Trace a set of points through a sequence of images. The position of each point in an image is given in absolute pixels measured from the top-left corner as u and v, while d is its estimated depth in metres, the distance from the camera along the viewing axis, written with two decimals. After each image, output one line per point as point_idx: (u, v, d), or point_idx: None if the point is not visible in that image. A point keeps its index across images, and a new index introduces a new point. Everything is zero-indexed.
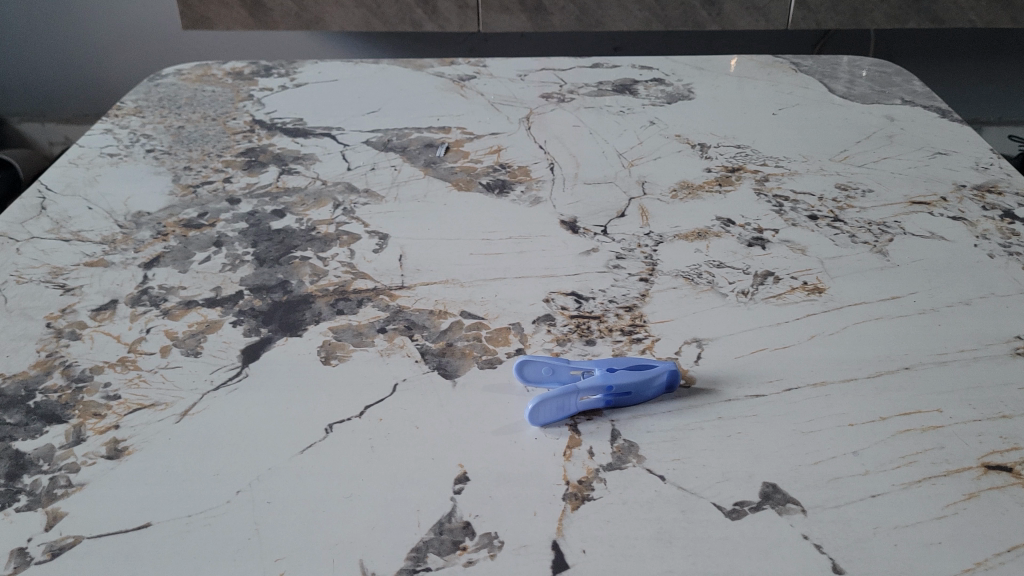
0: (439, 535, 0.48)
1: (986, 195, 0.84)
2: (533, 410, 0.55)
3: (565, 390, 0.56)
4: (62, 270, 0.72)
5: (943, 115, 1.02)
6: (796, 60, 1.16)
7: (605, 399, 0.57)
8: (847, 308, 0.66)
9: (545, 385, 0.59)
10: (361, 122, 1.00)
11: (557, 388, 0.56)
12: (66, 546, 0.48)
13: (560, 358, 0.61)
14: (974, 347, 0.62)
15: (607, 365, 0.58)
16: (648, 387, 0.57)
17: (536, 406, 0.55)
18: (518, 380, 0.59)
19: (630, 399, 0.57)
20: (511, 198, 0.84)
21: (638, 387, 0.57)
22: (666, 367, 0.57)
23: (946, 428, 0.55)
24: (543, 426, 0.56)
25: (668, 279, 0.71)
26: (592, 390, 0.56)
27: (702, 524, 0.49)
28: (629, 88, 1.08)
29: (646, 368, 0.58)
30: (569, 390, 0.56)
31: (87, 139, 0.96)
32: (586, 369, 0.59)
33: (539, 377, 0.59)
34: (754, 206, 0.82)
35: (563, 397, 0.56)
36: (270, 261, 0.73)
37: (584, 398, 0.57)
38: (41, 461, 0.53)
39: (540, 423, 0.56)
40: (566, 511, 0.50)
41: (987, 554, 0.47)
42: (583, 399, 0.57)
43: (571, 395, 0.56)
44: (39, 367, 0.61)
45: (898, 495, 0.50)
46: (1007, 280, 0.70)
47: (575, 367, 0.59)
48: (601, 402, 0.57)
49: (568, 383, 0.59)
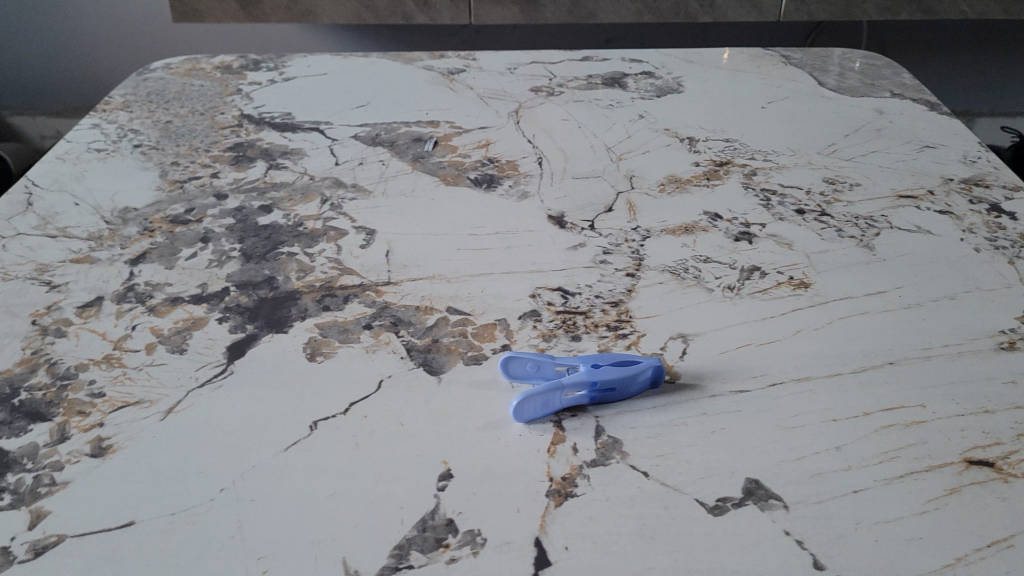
0: (422, 532, 0.48)
1: (973, 189, 0.84)
2: (518, 406, 0.55)
3: (550, 386, 0.56)
4: (49, 267, 0.72)
5: (932, 108, 1.02)
6: (786, 52, 1.17)
7: (591, 393, 0.57)
8: (832, 303, 0.67)
9: (530, 381, 0.59)
10: (349, 116, 1.00)
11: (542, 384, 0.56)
12: (49, 545, 0.48)
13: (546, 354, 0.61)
14: (960, 341, 0.62)
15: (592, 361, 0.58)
16: (633, 384, 0.57)
17: (520, 402, 0.55)
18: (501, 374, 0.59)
19: (616, 395, 0.57)
20: (499, 193, 0.84)
21: (624, 382, 0.57)
22: (651, 363, 0.57)
23: (929, 422, 0.55)
24: (527, 422, 0.56)
25: (654, 274, 0.71)
26: (576, 387, 0.56)
27: (684, 520, 0.49)
28: (619, 82, 1.08)
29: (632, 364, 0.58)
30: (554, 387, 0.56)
31: (75, 134, 0.96)
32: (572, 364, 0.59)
33: (524, 369, 0.59)
34: (741, 200, 0.82)
35: (549, 392, 0.56)
36: (257, 256, 0.73)
37: (568, 394, 0.57)
38: (25, 459, 0.53)
39: (524, 419, 0.56)
40: (550, 508, 0.50)
41: (968, 550, 0.47)
42: (568, 395, 0.57)
43: (557, 390, 0.56)
44: (24, 364, 0.61)
45: (879, 491, 0.50)
46: (993, 274, 0.70)
47: (560, 362, 0.59)
48: (587, 396, 0.57)
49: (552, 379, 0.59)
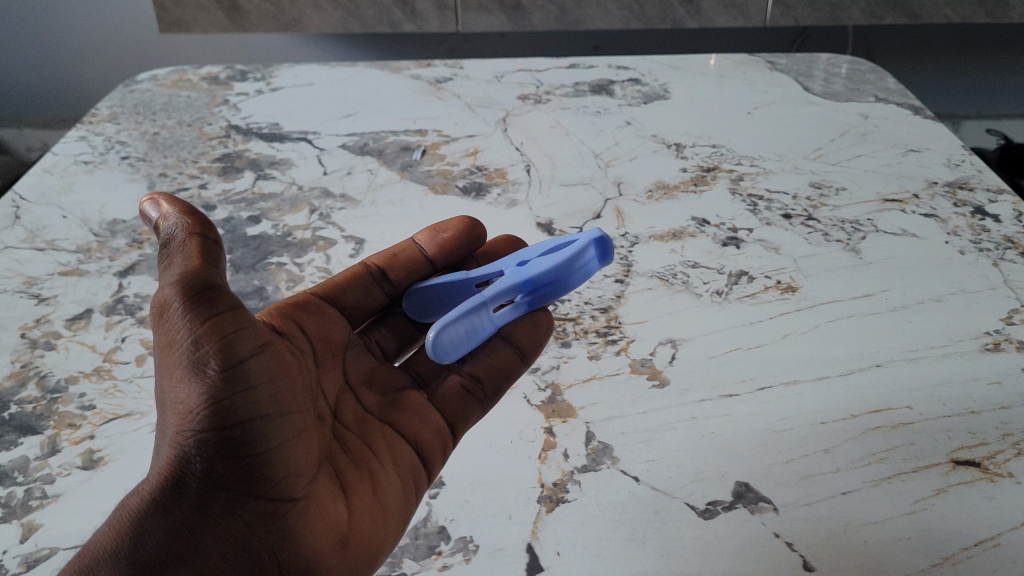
0: (415, 540, 0.50)
1: (957, 192, 0.84)
2: (434, 338, 0.53)
3: (458, 288, 0.61)
4: (38, 280, 0.72)
5: (916, 113, 1.03)
6: (771, 58, 1.17)
7: (528, 293, 0.56)
8: (821, 306, 0.67)
9: (443, 283, 0.62)
10: (338, 126, 1.00)
11: (462, 306, 0.55)
12: (41, 558, 0.48)
13: (466, 278, 0.61)
14: (945, 343, 0.63)
15: (519, 256, 0.61)
16: (577, 273, 0.56)
17: (424, 305, 0.63)
18: (414, 307, 0.63)
19: (556, 290, 0.56)
20: (488, 201, 0.84)
21: (561, 271, 0.55)
22: (590, 237, 0.55)
23: (917, 424, 0.56)
24: (423, 298, 0.62)
25: (643, 280, 0.71)
26: (485, 277, 0.61)
27: (677, 525, 0.50)
28: (606, 88, 1.09)
29: (565, 244, 0.59)
30: (479, 297, 0.55)
31: (62, 147, 0.96)
32: (495, 269, 0.61)
33: (439, 295, 0.62)
34: (729, 206, 0.83)
35: (473, 312, 0.55)
36: (246, 267, 0.74)
37: (479, 280, 0.61)
38: (16, 473, 0.54)
39: (422, 300, 0.62)
40: (541, 514, 0.51)
41: (954, 549, 0.48)
42: (479, 280, 0.61)
43: (481, 307, 0.55)
44: (15, 377, 0.61)
45: (868, 492, 0.51)
46: (978, 276, 0.71)
47: (476, 271, 0.61)
48: (525, 298, 0.57)
49: (469, 281, 0.61)
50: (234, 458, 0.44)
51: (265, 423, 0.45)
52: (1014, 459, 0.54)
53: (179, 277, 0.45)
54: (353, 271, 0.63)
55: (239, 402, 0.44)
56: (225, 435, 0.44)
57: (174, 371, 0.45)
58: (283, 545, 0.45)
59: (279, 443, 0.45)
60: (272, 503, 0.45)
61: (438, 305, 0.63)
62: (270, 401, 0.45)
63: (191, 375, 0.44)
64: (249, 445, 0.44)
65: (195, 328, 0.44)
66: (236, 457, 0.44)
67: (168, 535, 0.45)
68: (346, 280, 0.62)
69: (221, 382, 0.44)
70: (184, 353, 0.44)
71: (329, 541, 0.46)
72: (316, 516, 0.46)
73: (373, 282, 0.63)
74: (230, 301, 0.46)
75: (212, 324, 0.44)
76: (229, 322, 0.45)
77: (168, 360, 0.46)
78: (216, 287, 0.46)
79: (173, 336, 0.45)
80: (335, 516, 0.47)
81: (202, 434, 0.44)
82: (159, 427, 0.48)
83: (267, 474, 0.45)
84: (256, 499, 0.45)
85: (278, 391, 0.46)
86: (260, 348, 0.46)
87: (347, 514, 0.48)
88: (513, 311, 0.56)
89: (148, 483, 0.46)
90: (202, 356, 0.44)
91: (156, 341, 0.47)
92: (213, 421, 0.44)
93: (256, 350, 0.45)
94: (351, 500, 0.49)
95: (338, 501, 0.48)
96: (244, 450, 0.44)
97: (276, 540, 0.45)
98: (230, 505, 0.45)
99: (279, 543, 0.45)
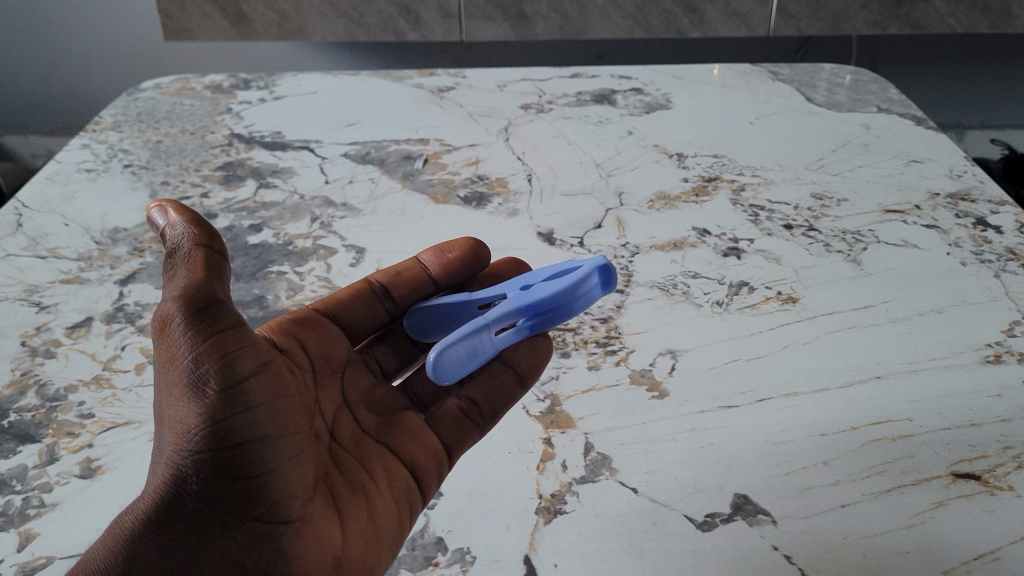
0: (412, 551, 0.50)
1: (959, 203, 0.84)
2: (435, 359, 0.53)
3: (459, 308, 0.62)
4: (38, 288, 0.72)
5: (919, 123, 1.02)
6: (774, 68, 1.17)
7: (531, 318, 0.57)
8: (821, 317, 0.67)
9: (445, 302, 0.62)
10: (340, 135, 1.00)
11: (465, 327, 0.55)
12: (38, 567, 0.48)
13: (467, 300, 0.62)
14: (946, 355, 0.63)
15: (522, 279, 0.61)
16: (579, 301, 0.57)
17: (424, 323, 0.62)
18: (414, 325, 0.62)
19: (560, 315, 0.57)
20: (488, 210, 0.84)
21: (563, 297, 0.57)
22: (594, 264, 0.56)
23: (916, 436, 0.56)
24: (423, 317, 0.62)
25: (643, 290, 0.71)
26: (487, 301, 0.62)
27: (674, 536, 0.50)
28: (608, 98, 1.09)
29: (569, 270, 0.60)
30: (482, 319, 0.56)
31: (65, 155, 0.96)
32: (498, 292, 0.61)
33: (440, 314, 0.62)
34: (730, 216, 0.83)
35: (475, 334, 0.55)
36: (247, 276, 0.74)
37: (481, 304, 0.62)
38: (14, 481, 0.54)
39: (422, 318, 0.62)
40: (539, 526, 0.51)
41: (954, 563, 0.48)
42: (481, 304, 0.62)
43: (484, 329, 0.56)
44: (14, 385, 0.61)
45: (866, 505, 0.51)
46: (980, 288, 0.71)
47: (479, 293, 0.62)
48: (528, 322, 0.57)
49: (470, 304, 0.62)
50: (230, 481, 0.44)
51: (262, 445, 0.45)
52: (1015, 471, 0.53)
53: (181, 291, 0.45)
54: (355, 287, 0.63)
55: (238, 422, 0.44)
56: (223, 456, 0.44)
57: (173, 388, 0.45)
58: (276, 566, 0.46)
59: (275, 465, 0.45)
60: (266, 525, 0.45)
61: (437, 324, 0.63)
62: (269, 423, 0.45)
63: (191, 394, 0.44)
64: (246, 467, 0.44)
65: (196, 346, 0.44)
66: (231, 479, 0.44)
67: (161, 553, 0.45)
68: (346, 296, 0.62)
69: (220, 403, 0.44)
70: (184, 371, 0.44)
71: (323, 564, 0.47)
72: (310, 540, 0.47)
73: (373, 298, 0.63)
74: (233, 318, 0.46)
75: (213, 342, 0.44)
76: (229, 341, 0.45)
77: (167, 376, 0.45)
78: (220, 304, 0.45)
79: (173, 352, 0.45)
80: (329, 538, 0.47)
81: (198, 454, 0.44)
82: (155, 442, 0.48)
83: (262, 497, 0.45)
84: (250, 521, 0.45)
85: (276, 413, 0.46)
86: (260, 368, 0.46)
87: (341, 537, 0.48)
88: (515, 335, 0.57)
89: (143, 499, 0.46)
90: (202, 375, 0.44)
91: (155, 354, 0.47)
92: (211, 441, 0.44)
93: (256, 370, 0.45)
94: (345, 521, 0.49)
95: (332, 523, 0.48)
96: (240, 472, 0.44)
97: (270, 561, 0.46)
98: (226, 526, 0.45)
99: (272, 565, 0.46)
